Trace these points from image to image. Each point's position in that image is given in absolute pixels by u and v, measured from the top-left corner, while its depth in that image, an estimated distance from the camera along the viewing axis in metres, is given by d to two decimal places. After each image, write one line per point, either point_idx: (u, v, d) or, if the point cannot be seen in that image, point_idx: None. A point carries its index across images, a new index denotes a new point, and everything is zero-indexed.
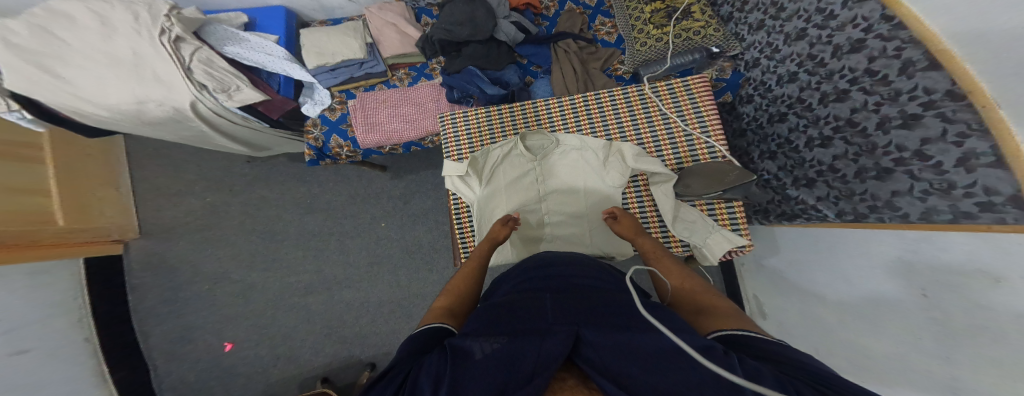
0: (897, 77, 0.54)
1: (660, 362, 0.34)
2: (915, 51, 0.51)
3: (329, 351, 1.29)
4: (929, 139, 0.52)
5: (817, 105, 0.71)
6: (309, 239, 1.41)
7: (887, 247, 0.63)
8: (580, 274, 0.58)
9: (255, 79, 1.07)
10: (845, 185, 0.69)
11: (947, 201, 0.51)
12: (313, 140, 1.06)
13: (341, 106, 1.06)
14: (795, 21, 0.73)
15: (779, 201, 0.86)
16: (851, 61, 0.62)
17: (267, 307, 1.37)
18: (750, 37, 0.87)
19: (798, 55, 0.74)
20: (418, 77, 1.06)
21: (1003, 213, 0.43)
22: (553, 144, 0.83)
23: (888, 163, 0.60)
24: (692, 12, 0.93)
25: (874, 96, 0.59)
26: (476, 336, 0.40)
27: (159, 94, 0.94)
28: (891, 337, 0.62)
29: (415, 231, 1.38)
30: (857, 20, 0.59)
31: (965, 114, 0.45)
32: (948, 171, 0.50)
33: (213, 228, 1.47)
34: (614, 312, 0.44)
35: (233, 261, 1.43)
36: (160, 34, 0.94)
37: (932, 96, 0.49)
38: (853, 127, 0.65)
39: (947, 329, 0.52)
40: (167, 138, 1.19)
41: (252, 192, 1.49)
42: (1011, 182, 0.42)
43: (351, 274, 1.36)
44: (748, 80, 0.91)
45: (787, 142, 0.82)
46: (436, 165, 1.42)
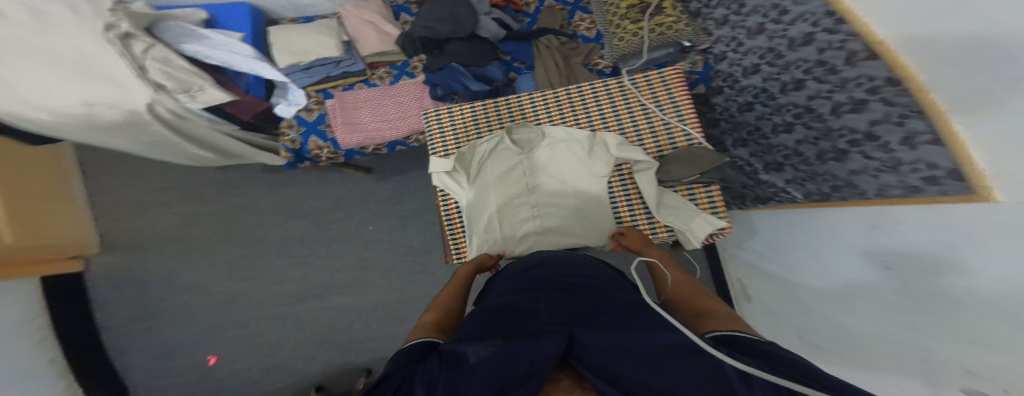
0: (845, 66, 0.58)
1: (656, 358, 0.36)
2: (856, 43, 0.54)
3: (322, 357, 1.27)
4: (875, 121, 0.56)
5: (779, 94, 0.75)
6: (292, 246, 1.37)
7: (849, 224, 0.69)
8: (573, 271, 0.59)
9: (220, 80, 1.01)
10: (809, 167, 0.74)
11: (898, 176, 0.55)
12: (290, 142, 1.02)
13: (318, 106, 1.03)
14: (755, 16, 0.75)
15: (752, 185, 0.92)
16: (804, 53, 0.65)
17: (252, 317, 1.32)
18: (717, 31, 0.89)
19: (759, 49, 0.77)
20: (400, 75, 1.03)
21: (944, 186, 0.47)
22: (539, 137, 0.84)
23: (844, 145, 0.65)
24: (664, 8, 0.95)
25: (826, 84, 0.63)
26: (470, 340, 0.40)
27: (110, 96, 0.88)
28: (863, 312, 0.67)
29: (405, 233, 1.36)
30: (806, 14, 0.62)
31: (903, 98, 0.49)
32: (895, 150, 0.54)
33: (187, 240, 1.40)
34: (610, 312, 0.46)
35: (210, 272, 1.37)
36: (105, 29, 0.86)
37: (876, 82, 0.53)
38: (811, 113, 0.69)
39: (909, 301, 0.56)
40: (124, 144, 1.11)
41: (227, 201, 1.42)
42: (947, 158, 0.45)
43: (340, 279, 1.33)
44: (719, 73, 0.93)
45: (756, 130, 0.86)
46: (423, 166, 1.39)
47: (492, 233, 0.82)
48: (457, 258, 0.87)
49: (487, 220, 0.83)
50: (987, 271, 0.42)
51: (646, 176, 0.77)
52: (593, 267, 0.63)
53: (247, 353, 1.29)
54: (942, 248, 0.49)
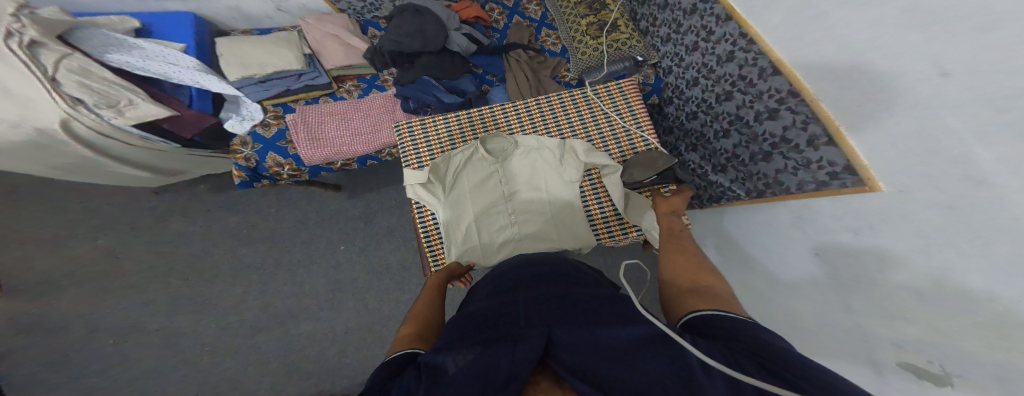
0: (759, 80, 0.71)
1: (628, 355, 0.38)
2: (764, 61, 0.69)
3: (292, 390, 1.13)
4: (788, 126, 0.69)
5: (716, 103, 0.87)
6: (250, 273, 1.26)
7: (781, 216, 0.78)
8: (547, 272, 0.62)
9: (155, 93, 0.92)
10: (746, 168, 0.85)
11: (811, 173, 0.67)
12: (244, 160, 0.95)
13: (276, 120, 0.96)
14: (690, 35, 0.87)
15: (705, 186, 1.02)
16: (728, 68, 0.79)
17: (200, 354, 1.17)
18: (664, 48, 0.99)
19: (695, 64, 0.89)
20: (369, 89, 1.00)
21: (842, 180, 0.59)
22: (513, 146, 0.86)
23: (769, 147, 0.76)
24: (618, 26, 1.04)
25: (747, 95, 0.76)
26: (448, 349, 0.40)
27: (13, 113, 0.79)
28: (808, 298, 0.73)
29: (380, 250, 1.29)
30: (726, 36, 0.76)
31: (804, 107, 0.63)
32: (804, 150, 0.67)
33: (120, 274, 1.25)
34: (587, 309, 0.48)
35: (147, 310, 1.22)
36: (4, 37, 0.76)
37: (781, 94, 0.67)
38: (741, 120, 0.81)
39: (840, 283, 0.64)
40: (32, 168, 0.98)
41: (171, 228, 1.30)
42: (839, 155, 0.58)
43: (308, 303, 1.23)
44: (669, 85, 1.03)
45: (704, 136, 0.96)
46: (397, 180, 1.35)
47: (470, 242, 0.84)
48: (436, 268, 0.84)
49: (465, 229, 0.84)
50: (887, 251, 0.53)
51: (613, 180, 0.81)
52: (568, 267, 0.65)
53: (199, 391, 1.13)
54: (852, 237, 0.60)
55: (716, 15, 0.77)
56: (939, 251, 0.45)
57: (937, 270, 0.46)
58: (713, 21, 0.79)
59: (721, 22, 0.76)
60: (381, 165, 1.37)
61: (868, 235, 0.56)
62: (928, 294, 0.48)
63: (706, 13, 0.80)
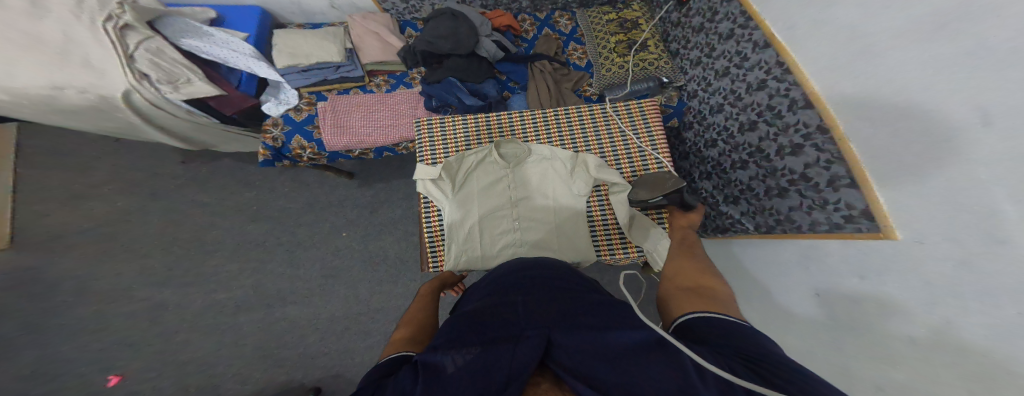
0: (788, 112, 0.70)
1: (626, 359, 0.37)
2: (797, 92, 0.68)
3: (261, 377, 1.17)
4: (809, 164, 0.67)
5: (737, 133, 0.85)
6: (252, 250, 1.33)
7: (790, 253, 0.76)
8: (552, 276, 0.59)
9: (211, 74, 0.99)
10: (758, 202, 0.82)
11: (826, 215, 0.65)
12: (271, 140, 1.00)
13: (308, 107, 1.03)
14: (722, 60, 0.89)
15: (714, 216, 0.98)
16: (757, 96, 0.78)
17: (179, 329, 1.23)
18: (691, 71, 1.01)
19: (723, 89, 0.89)
20: (397, 84, 1.06)
21: (859, 224, 0.58)
22: (526, 154, 0.88)
23: (785, 183, 0.74)
24: (648, 45, 1.06)
25: (773, 127, 0.74)
26: (448, 346, 0.39)
27: (84, 81, 0.85)
28: (800, 337, 0.71)
29: (380, 241, 1.33)
30: (761, 63, 0.77)
31: (831, 145, 0.61)
32: (822, 190, 0.65)
33: (128, 240, 1.33)
34: (588, 313, 0.46)
35: (143, 277, 1.29)
36: (105, 19, 0.87)
37: (809, 129, 0.66)
38: (761, 153, 0.79)
39: (833, 323, 0.63)
40: (84, 128, 1.06)
41: (190, 198, 1.39)
42: (861, 199, 0.57)
43: (297, 288, 1.29)
44: (691, 109, 1.02)
45: (718, 165, 0.94)
46: (407, 174, 1.39)
47: (471, 243, 0.84)
48: (434, 266, 0.85)
49: (468, 231, 0.84)
50: (894, 300, 0.51)
51: (620, 198, 0.83)
52: (571, 274, 0.62)
53: (162, 371, 1.16)
54: (856, 281, 0.58)
55: (754, 41, 0.78)
56: (945, 305, 0.44)
57: (936, 321, 0.45)
58: (749, 47, 0.80)
59: (759, 48, 0.77)
60: (394, 159, 1.42)
61: (874, 282, 0.55)
62: (923, 342, 0.46)
63: (744, 38, 0.81)
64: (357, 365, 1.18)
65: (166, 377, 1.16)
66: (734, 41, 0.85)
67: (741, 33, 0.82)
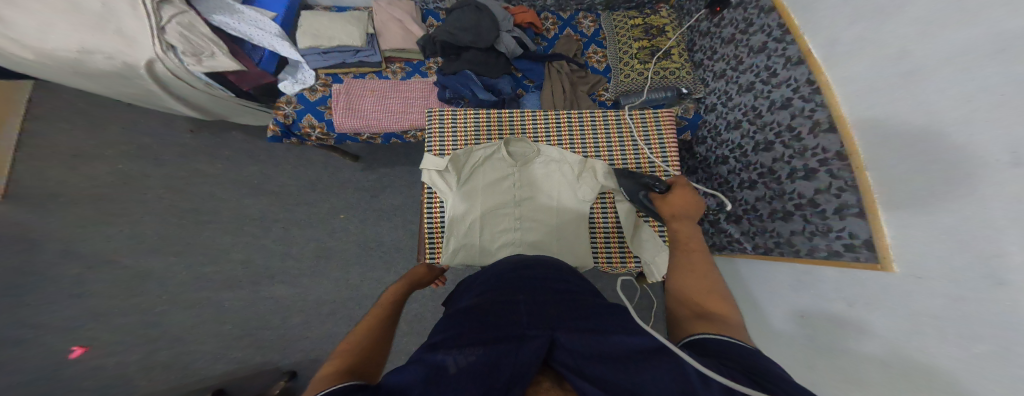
0: (807, 135, 0.68)
1: (636, 361, 0.35)
2: (822, 114, 0.64)
3: (236, 356, 1.20)
4: (821, 190, 0.66)
5: (751, 152, 0.83)
6: (246, 224, 1.32)
7: (784, 277, 0.78)
8: (551, 276, 0.57)
9: (234, 50, 1.01)
10: (761, 224, 0.82)
11: (827, 241, 0.65)
12: (283, 117, 1.01)
13: (324, 88, 1.04)
14: (748, 74, 0.84)
15: (712, 233, 0.99)
16: (779, 116, 0.75)
17: (159, 301, 1.24)
18: (713, 83, 0.97)
19: (744, 106, 0.85)
20: (413, 72, 1.07)
21: (857, 253, 0.59)
22: (534, 153, 0.88)
23: (791, 207, 0.74)
24: (671, 54, 1.04)
25: (790, 149, 0.72)
26: (449, 346, 0.35)
27: (112, 48, 0.87)
28: (780, 351, 0.79)
29: (378, 227, 1.33)
30: (790, 80, 0.72)
31: (846, 172, 0.60)
32: (828, 217, 0.65)
33: (120, 203, 1.31)
34: (591, 315, 0.44)
35: (132, 243, 1.28)
36: None
37: (827, 154, 0.64)
38: (772, 174, 0.78)
39: (815, 344, 0.68)
40: (101, 91, 1.06)
41: (188, 166, 1.37)
42: (866, 231, 0.57)
43: (290, 266, 1.29)
44: (705, 123, 0.99)
45: (726, 182, 0.93)
46: (413, 163, 1.39)
47: (470, 238, 0.83)
48: (432, 256, 0.84)
49: (468, 226, 0.83)
50: (884, 330, 0.53)
51: (627, 208, 0.83)
52: (569, 273, 0.61)
53: (130, 345, 1.18)
54: (844, 307, 0.61)
55: (788, 56, 0.72)
56: (938, 342, 0.46)
57: (916, 351, 0.48)
58: (780, 62, 0.74)
59: (790, 64, 0.72)
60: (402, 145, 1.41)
61: (860, 309, 0.58)
62: (901, 367, 0.50)
63: (776, 53, 0.75)
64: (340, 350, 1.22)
65: (137, 351, 1.18)
66: (765, 55, 0.78)
67: (774, 47, 0.76)
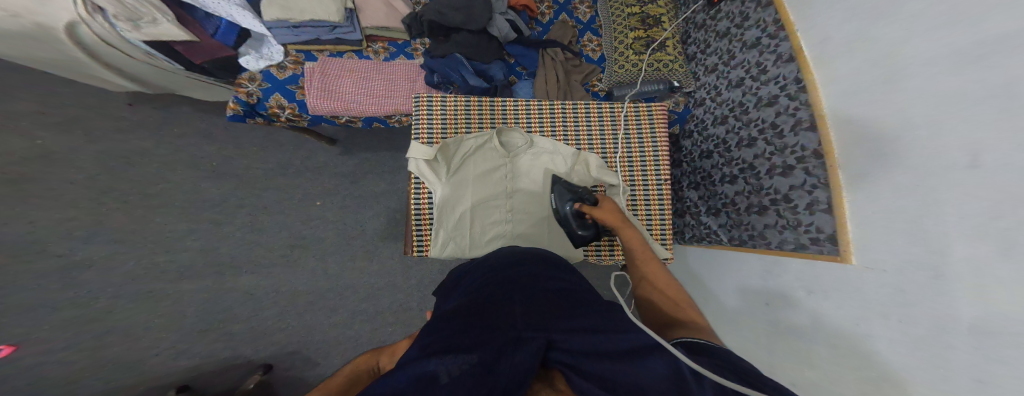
0: (789, 132, 0.72)
1: (627, 357, 0.41)
2: (805, 113, 0.68)
3: (200, 351, 1.16)
4: (795, 186, 0.72)
5: (734, 148, 0.87)
6: (206, 210, 1.22)
7: (755, 267, 0.87)
8: (549, 274, 0.60)
9: (182, 17, 0.88)
10: (737, 217, 0.88)
11: (795, 235, 0.73)
12: (245, 95, 0.92)
13: (294, 65, 0.95)
14: (739, 69, 0.86)
15: (692, 226, 1.06)
16: (765, 113, 0.78)
17: (102, 294, 1.14)
18: (704, 77, 0.99)
19: (732, 101, 0.88)
20: (397, 53, 1.01)
21: (821, 246, 0.67)
22: (527, 146, 0.89)
23: (767, 202, 0.80)
24: (666, 45, 1.03)
25: (771, 146, 0.77)
26: (441, 353, 0.35)
27: (19, 5, 0.67)
28: (740, 335, 0.92)
29: (358, 215, 1.29)
30: (778, 78, 0.75)
31: (821, 170, 0.65)
32: (799, 212, 0.71)
33: (44, 183, 1.14)
34: (586, 315, 0.48)
35: (62, 230, 1.13)
36: None
37: (805, 152, 0.68)
38: (752, 170, 0.83)
39: (775, 329, 0.80)
40: (10, 55, 0.87)
41: (130, 142, 1.21)
42: (831, 225, 0.64)
43: (259, 256, 1.23)
44: (693, 117, 1.02)
45: (708, 177, 0.97)
46: (396, 148, 1.33)
47: (461, 229, 0.84)
48: (419, 249, 0.85)
49: (458, 217, 0.84)
50: (840, 315, 0.63)
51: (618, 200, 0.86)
52: (563, 268, 0.64)
53: (70, 342, 1.10)
54: (804, 295, 0.71)
55: (779, 53, 0.76)
56: (883, 326, 0.55)
57: (863, 335, 0.58)
58: (771, 59, 0.77)
59: (781, 61, 0.75)
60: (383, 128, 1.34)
61: (818, 297, 0.68)
62: (851, 348, 0.60)
63: (769, 49, 0.78)
64: (317, 342, 1.23)
65: (79, 350, 1.10)
66: (758, 51, 0.81)
67: (767, 43, 0.78)
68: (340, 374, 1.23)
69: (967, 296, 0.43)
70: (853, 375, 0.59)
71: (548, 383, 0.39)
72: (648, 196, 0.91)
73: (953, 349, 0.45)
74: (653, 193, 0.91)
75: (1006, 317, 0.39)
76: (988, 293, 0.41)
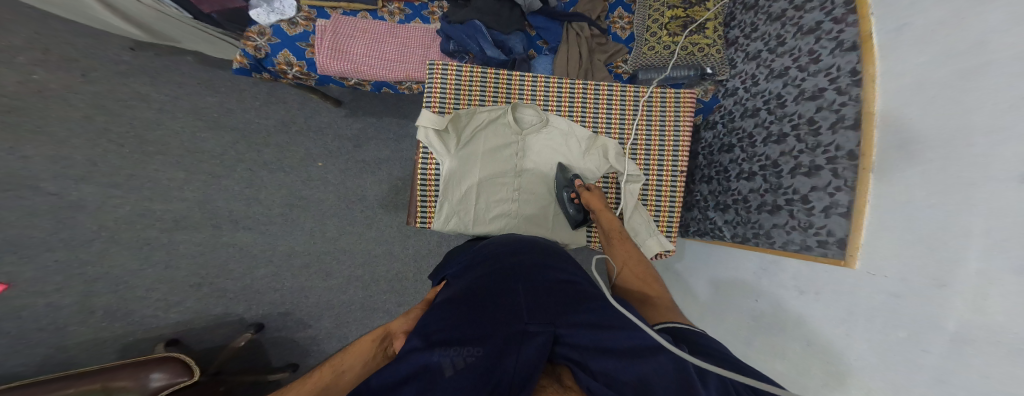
0: (826, 129, 0.69)
1: (632, 352, 0.43)
2: (852, 109, 0.64)
3: (192, 306, 1.16)
4: (817, 187, 0.70)
5: (759, 143, 0.85)
6: (204, 163, 1.19)
7: (751, 264, 0.87)
8: (556, 264, 0.59)
9: None
10: (746, 214, 0.88)
11: (803, 236, 0.73)
12: (252, 48, 0.87)
13: (306, 22, 0.90)
14: (785, 58, 0.79)
15: (698, 219, 1.06)
16: (804, 107, 0.74)
17: (94, 238, 1.12)
18: (742, 65, 0.91)
19: (769, 93, 0.83)
20: (413, 16, 0.96)
21: (828, 249, 0.66)
22: (540, 124, 0.87)
23: (782, 201, 0.78)
24: (705, 28, 0.96)
25: (803, 143, 0.74)
26: (445, 345, 0.38)
27: None
28: (724, 327, 0.96)
29: (361, 181, 1.26)
30: (832, 69, 0.68)
31: (850, 173, 0.64)
32: (814, 214, 0.70)
33: (37, 120, 1.11)
34: (594, 309, 0.49)
35: (54, 170, 1.10)
36: None
37: (838, 152, 0.66)
38: (774, 167, 0.81)
39: (758, 324, 0.83)
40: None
41: (129, 87, 1.17)
42: (844, 229, 0.64)
43: (257, 213, 1.21)
44: (721, 108, 0.98)
45: (724, 171, 0.96)
46: (403, 115, 1.30)
47: (467, 202, 0.83)
48: (422, 219, 0.85)
49: (464, 192, 0.83)
50: (825, 315, 0.66)
51: (631, 188, 0.86)
52: (568, 259, 0.63)
53: (60, 285, 1.09)
54: (795, 296, 0.73)
55: (840, 40, 0.67)
56: (865, 329, 0.58)
57: (841, 335, 0.62)
58: (829, 47, 0.69)
59: (840, 49, 0.67)
60: (391, 94, 1.30)
61: (809, 298, 0.70)
62: (837, 344, 0.63)
63: (829, 35, 0.69)
64: (310, 305, 1.22)
65: (69, 293, 1.09)
66: (814, 37, 0.72)
67: (829, 28, 0.69)
68: (332, 338, 1.23)
69: (961, 307, 0.45)
70: (823, 368, 0.65)
71: (555, 379, 0.42)
72: (660, 185, 0.90)
73: (927, 352, 0.48)
74: (665, 183, 0.90)
75: (988, 328, 0.41)
76: (985, 306, 0.42)
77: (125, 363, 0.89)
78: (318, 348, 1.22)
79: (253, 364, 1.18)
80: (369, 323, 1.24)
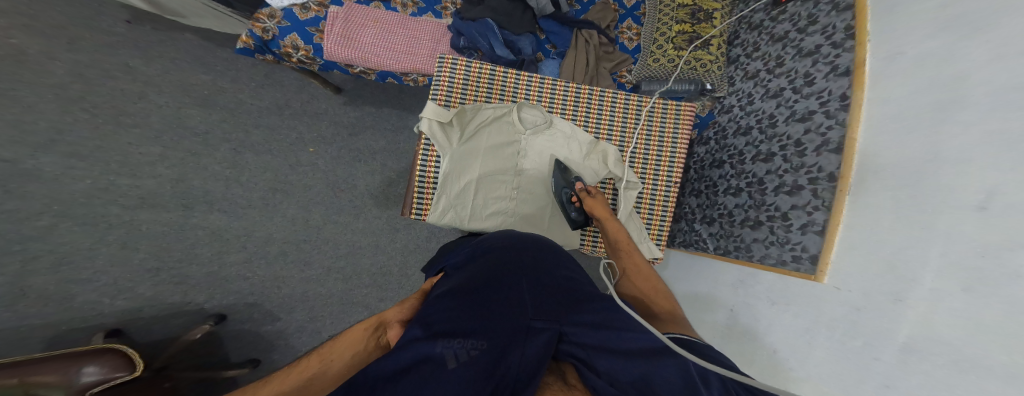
0: (812, 151, 0.70)
1: (636, 354, 0.39)
2: (836, 133, 0.65)
3: (146, 292, 1.05)
4: (797, 206, 0.72)
5: (748, 161, 0.87)
6: (185, 139, 1.13)
7: (729, 276, 0.88)
8: (559, 263, 0.55)
9: None
10: (729, 228, 0.89)
11: (779, 251, 0.74)
12: (260, 30, 0.85)
13: (318, 7, 0.88)
14: (782, 79, 0.81)
15: (684, 231, 1.06)
16: (794, 128, 0.76)
17: (43, 212, 1.01)
18: (740, 83, 0.94)
19: (762, 112, 0.85)
20: (426, 9, 0.97)
21: (800, 264, 0.68)
22: (543, 125, 0.86)
23: (763, 218, 0.79)
24: (710, 44, 1.00)
25: (788, 163, 0.76)
26: (448, 336, 0.33)
27: None
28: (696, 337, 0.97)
29: (353, 169, 1.21)
30: (824, 92, 0.70)
31: (828, 194, 0.65)
32: (792, 231, 0.71)
33: (6, 82, 1.04)
34: (600, 308, 0.45)
35: (11, 135, 1.02)
36: None
37: (819, 174, 0.67)
38: (760, 185, 0.82)
39: (727, 332, 0.84)
40: None
41: (116, 58, 1.12)
42: (818, 246, 0.65)
43: (236, 196, 1.13)
44: (716, 124, 1.01)
45: (713, 186, 0.97)
46: (403, 107, 1.28)
47: (463, 198, 0.80)
48: (417, 211, 0.82)
49: (462, 187, 0.80)
50: (793, 325, 0.67)
51: (628, 194, 0.85)
52: (565, 255, 0.59)
53: None
54: (767, 306, 0.74)
55: (836, 64, 0.69)
56: (826, 337, 0.59)
57: (803, 341, 0.63)
58: (824, 70, 0.71)
59: (834, 73, 0.69)
60: (394, 85, 1.29)
61: (779, 309, 0.71)
62: (801, 351, 0.64)
63: (826, 59, 0.71)
64: (282, 296, 1.13)
65: (3, 271, 0.98)
66: (812, 60, 0.74)
67: (826, 52, 0.71)
68: (302, 333, 1.14)
69: (913, 320, 0.47)
70: (783, 373, 0.67)
71: (559, 376, 0.39)
72: (653, 194, 0.90)
73: (877, 360, 0.51)
74: (659, 193, 0.90)
75: (939, 342, 0.43)
76: (934, 320, 0.44)
77: (54, 356, 0.77)
78: (285, 342, 1.13)
79: (208, 360, 1.07)
80: (345, 318, 1.17)
